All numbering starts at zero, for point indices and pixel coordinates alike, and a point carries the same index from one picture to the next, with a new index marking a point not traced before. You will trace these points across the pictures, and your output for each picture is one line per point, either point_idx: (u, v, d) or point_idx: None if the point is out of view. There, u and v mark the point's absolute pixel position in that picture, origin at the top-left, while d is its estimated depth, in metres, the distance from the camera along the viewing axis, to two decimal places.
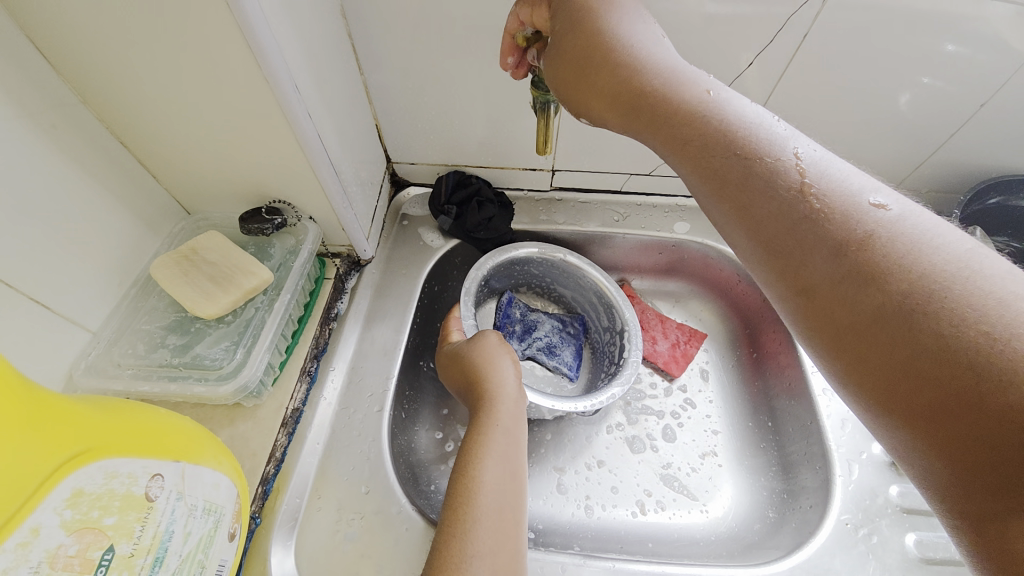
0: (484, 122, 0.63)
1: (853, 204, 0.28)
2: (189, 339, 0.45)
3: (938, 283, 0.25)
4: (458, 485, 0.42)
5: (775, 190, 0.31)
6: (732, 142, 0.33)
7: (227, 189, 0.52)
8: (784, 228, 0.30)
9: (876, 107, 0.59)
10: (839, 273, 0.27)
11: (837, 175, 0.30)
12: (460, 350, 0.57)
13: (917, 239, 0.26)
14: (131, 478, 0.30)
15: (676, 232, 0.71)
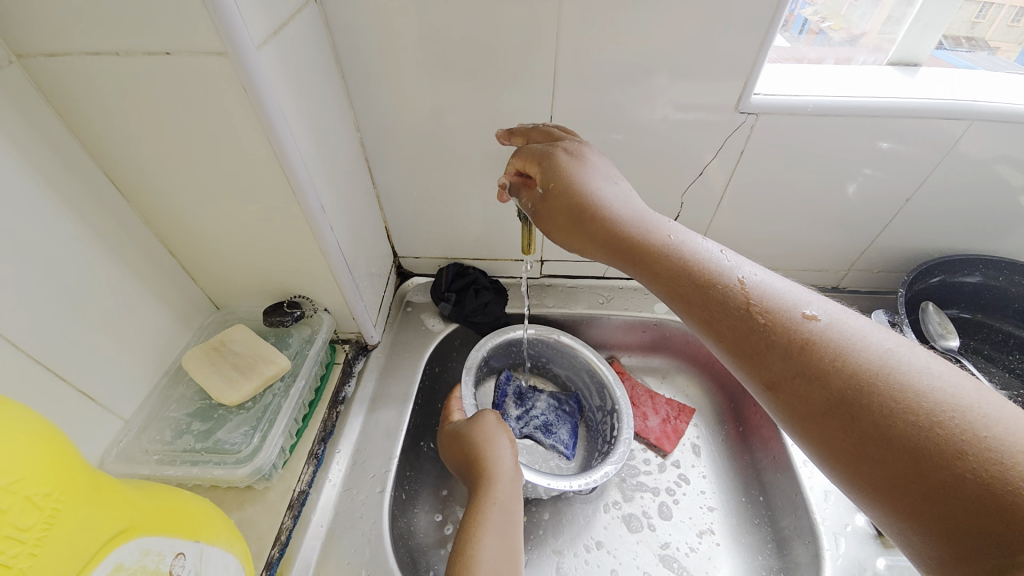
0: (479, 221, 0.73)
1: (792, 318, 0.35)
2: (211, 425, 0.50)
3: (873, 380, 0.30)
4: (457, 569, 0.44)
5: (731, 309, 0.37)
6: (689, 273, 0.39)
7: (255, 287, 0.60)
8: (745, 342, 0.36)
9: (816, 203, 0.69)
10: (795, 377, 0.33)
11: (775, 292, 0.36)
12: (460, 429, 0.61)
13: (848, 343, 0.32)
14: (160, 556, 0.34)
15: (657, 311, 0.78)
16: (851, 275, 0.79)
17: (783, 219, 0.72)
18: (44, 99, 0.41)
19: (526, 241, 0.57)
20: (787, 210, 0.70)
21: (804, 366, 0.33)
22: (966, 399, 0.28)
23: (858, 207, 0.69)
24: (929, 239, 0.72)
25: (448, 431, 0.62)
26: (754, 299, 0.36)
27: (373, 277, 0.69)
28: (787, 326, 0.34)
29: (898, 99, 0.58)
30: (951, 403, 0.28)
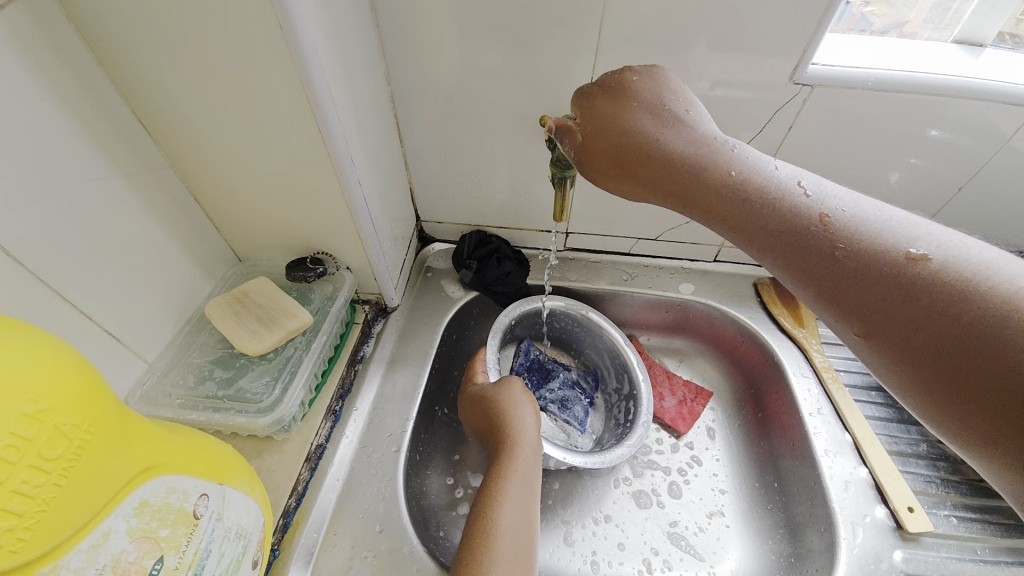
0: (506, 187, 0.71)
1: (893, 251, 0.31)
2: (233, 373, 0.50)
3: (996, 312, 0.27)
4: (474, 534, 0.44)
5: (804, 230, 0.35)
6: (773, 209, 0.37)
7: (278, 240, 0.59)
8: (836, 276, 0.33)
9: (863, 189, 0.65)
10: (901, 314, 0.30)
11: (876, 225, 0.33)
12: (483, 393, 0.60)
13: (967, 277, 0.28)
14: (184, 495, 0.34)
15: (682, 292, 0.76)
16: None
17: None
18: (74, 29, 0.39)
19: (559, 209, 0.54)
20: None
21: (879, 275, 0.31)
22: None
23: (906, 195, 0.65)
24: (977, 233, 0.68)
25: (471, 393, 0.62)
26: (830, 216, 0.34)
27: (397, 239, 0.68)
28: (867, 242, 0.32)
29: (965, 79, 0.53)
30: None
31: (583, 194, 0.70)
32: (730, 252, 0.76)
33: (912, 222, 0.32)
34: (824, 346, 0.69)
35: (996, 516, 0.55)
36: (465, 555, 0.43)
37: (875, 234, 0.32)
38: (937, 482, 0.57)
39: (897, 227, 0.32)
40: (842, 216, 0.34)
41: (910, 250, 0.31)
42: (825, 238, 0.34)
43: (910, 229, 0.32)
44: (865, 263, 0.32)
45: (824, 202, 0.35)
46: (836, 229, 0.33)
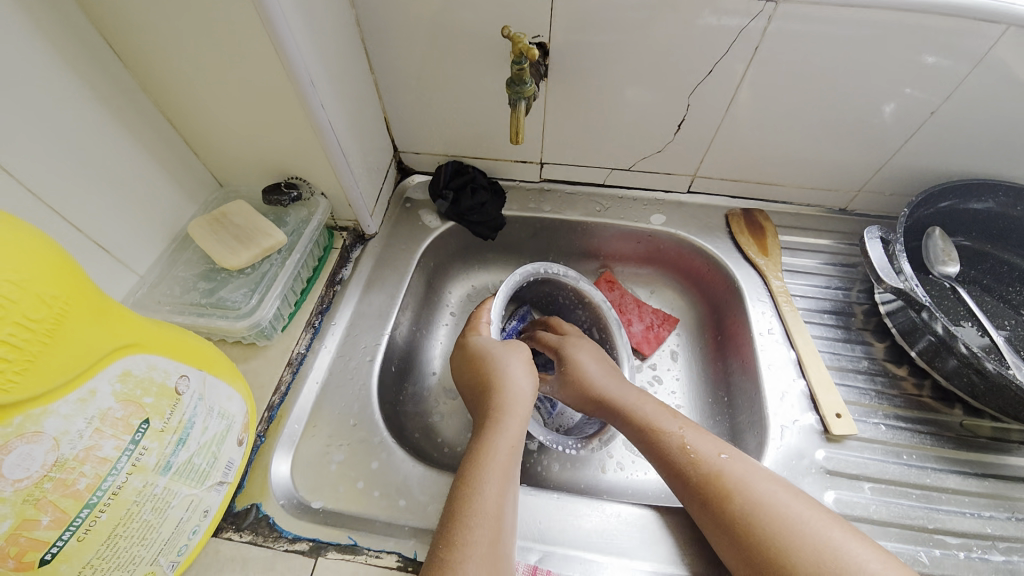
0: (479, 117, 0.71)
1: (709, 455, 0.50)
2: (215, 285, 0.55)
3: (794, 544, 0.42)
4: (458, 509, 0.46)
5: (689, 475, 0.50)
6: (646, 415, 0.56)
7: (255, 165, 0.62)
8: (678, 469, 0.51)
9: (837, 123, 0.64)
10: (704, 484, 0.48)
11: (717, 449, 0.51)
12: (479, 353, 0.60)
13: (783, 512, 0.44)
14: (166, 374, 0.39)
15: (652, 222, 0.77)
16: (860, 198, 0.75)
17: (796, 135, 0.67)
18: None
19: (514, 131, 0.56)
20: (799, 128, 0.66)
21: (749, 521, 0.44)
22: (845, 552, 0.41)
23: (879, 125, 0.64)
24: (950, 162, 0.66)
25: (467, 351, 0.62)
26: (724, 476, 0.48)
27: (371, 168, 0.70)
28: (756, 500, 0.45)
29: None
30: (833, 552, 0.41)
31: (554, 123, 0.70)
32: (703, 183, 0.77)
33: (793, 503, 0.45)
34: (786, 274, 0.71)
35: (930, 427, 0.58)
36: (448, 530, 0.44)
37: (755, 491, 0.46)
38: (873, 394, 0.60)
39: (771, 488, 0.46)
40: (731, 477, 0.47)
41: (783, 522, 0.43)
42: (718, 497, 0.47)
43: (802, 514, 0.44)
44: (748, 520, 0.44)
45: (713, 456, 0.50)
46: (706, 468, 0.49)
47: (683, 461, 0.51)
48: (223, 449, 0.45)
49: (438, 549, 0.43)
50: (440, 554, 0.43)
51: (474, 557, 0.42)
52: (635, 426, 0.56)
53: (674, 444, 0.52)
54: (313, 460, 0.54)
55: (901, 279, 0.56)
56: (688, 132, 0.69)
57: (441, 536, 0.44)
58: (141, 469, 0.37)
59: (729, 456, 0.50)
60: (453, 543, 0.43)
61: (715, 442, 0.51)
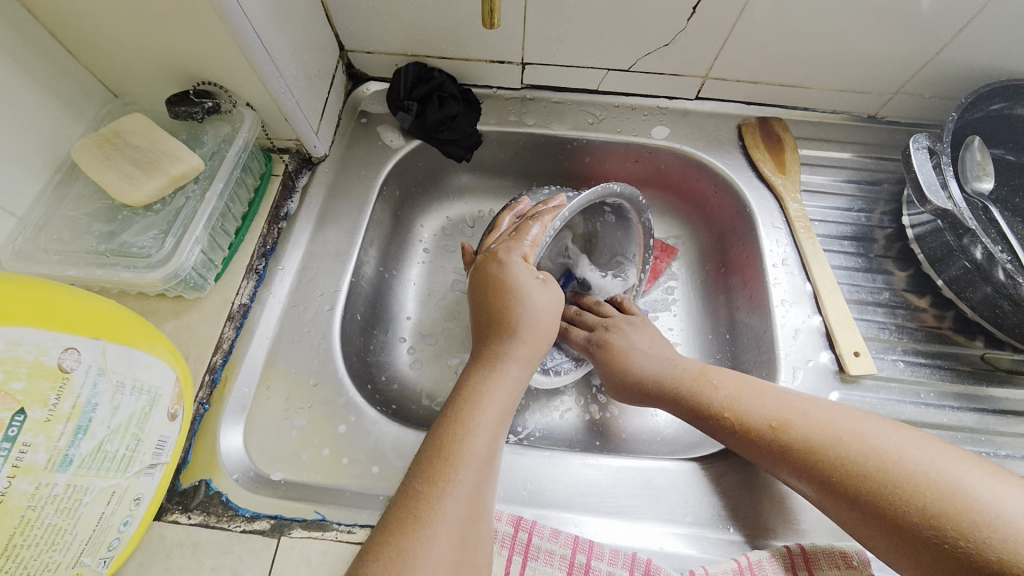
0: (442, 3, 0.56)
1: (849, 435, 0.40)
2: (116, 227, 0.44)
3: (915, 485, 0.36)
4: (441, 448, 0.40)
5: (789, 458, 0.42)
6: (739, 416, 0.45)
7: (154, 65, 0.47)
8: (809, 441, 0.41)
9: (888, 8, 0.52)
10: (832, 493, 0.39)
11: (815, 425, 0.41)
12: (503, 284, 0.48)
13: (871, 453, 0.38)
14: (39, 348, 0.31)
15: (653, 137, 0.66)
16: (895, 101, 0.64)
17: (835, 21, 0.54)
18: None
19: (490, 10, 0.44)
20: (840, 16, 0.53)
21: (878, 483, 0.37)
22: (966, 485, 0.35)
23: (934, 13, 0.51)
24: (1006, 56, 0.55)
25: (492, 276, 0.49)
26: (842, 447, 0.39)
27: (309, 71, 0.56)
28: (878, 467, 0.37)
29: None
30: (969, 490, 0.34)
31: (538, 10, 0.56)
32: (715, 86, 0.65)
33: (896, 441, 0.38)
34: (804, 195, 0.63)
35: (949, 362, 0.54)
36: (430, 466, 0.39)
37: (860, 445, 0.39)
38: (891, 328, 0.56)
39: (877, 425, 0.40)
40: (815, 444, 0.40)
41: (892, 463, 0.37)
42: (836, 482, 0.39)
43: (922, 457, 0.37)
44: (875, 476, 0.37)
45: (831, 426, 0.41)
46: (801, 445, 0.41)
47: (772, 444, 0.42)
48: (148, 427, 0.38)
49: (418, 479, 0.38)
50: (420, 486, 0.38)
51: (457, 497, 0.37)
52: (715, 421, 0.46)
53: (758, 423, 0.43)
54: (270, 427, 0.47)
55: (947, 197, 0.49)
56: (703, 19, 0.55)
57: (421, 469, 0.39)
58: (28, 469, 0.30)
59: (835, 413, 0.42)
60: (434, 477, 0.38)
61: (816, 406, 0.43)
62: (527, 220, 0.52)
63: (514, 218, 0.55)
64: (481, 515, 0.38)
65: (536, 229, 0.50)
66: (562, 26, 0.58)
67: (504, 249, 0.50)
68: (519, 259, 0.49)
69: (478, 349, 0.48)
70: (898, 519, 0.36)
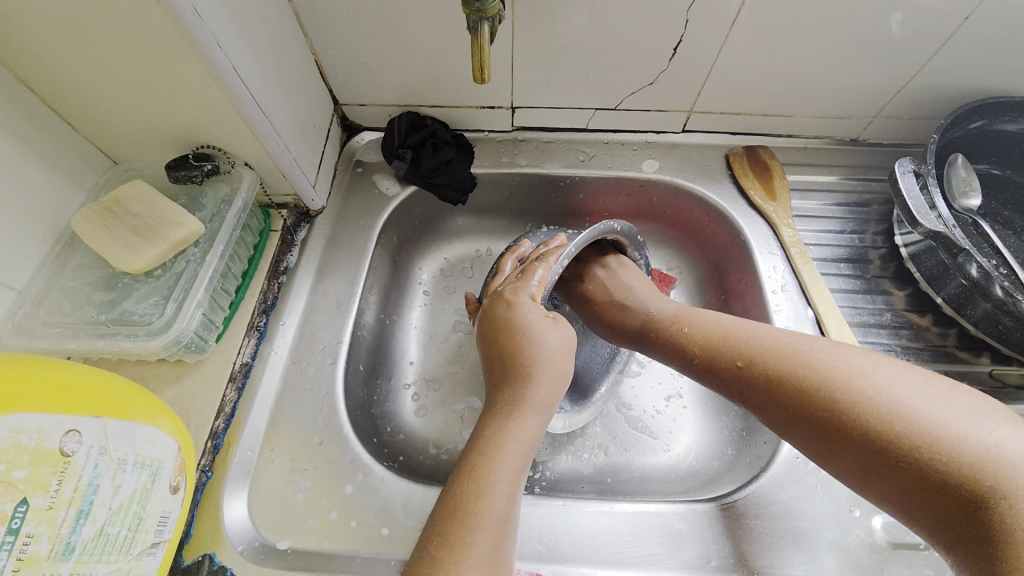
0: (433, 57, 0.58)
1: (814, 355, 0.39)
2: (117, 295, 0.44)
3: (865, 392, 0.35)
4: (461, 507, 0.39)
5: (754, 384, 0.41)
6: (717, 334, 0.46)
7: (153, 133, 0.48)
8: (783, 353, 0.41)
9: (861, 39, 0.54)
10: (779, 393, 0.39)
11: (794, 336, 0.42)
12: (516, 327, 0.48)
13: (845, 371, 0.37)
14: (41, 433, 0.30)
15: (644, 171, 0.67)
16: (875, 124, 0.66)
17: (811, 54, 0.56)
18: None
19: (478, 66, 0.45)
20: (815, 50, 0.55)
21: (833, 390, 0.36)
22: (938, 412, 0.33)
23: (904, 43, 0.54)
24: (979, 77, 0.57)
25: (501, 319, 0.49)
26: (814, 363, 0.39)
27: (306, 128, 0.57)
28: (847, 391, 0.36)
29: None
30: (930, 411, 0.33)
31: (526, 58, 0.58)
32: (701, 119, 0.67)
33: (863, 362, 0.37)
34: (797, 221, 0.64)
35: (958, 381, 0.54)
36: (448, 528, 0.37)
37: (825, 361, 0.38)
38: (898, 350, 0.56)
39: (844, 352, 0.39)
40: (773, 355, 0.41)
41: (853, 382, 0.36)
42: (788, 392, 0.39)
43: (885, 382, 0.35)
44: (831, 385, 0.37)
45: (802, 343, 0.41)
46: (761, 363, 0.41)
47: (736, 354, 0.43)
48: (150, 503, 0.36)
49: (434, 544, 0.37)
50: (436, 551, 0.36)
51: (477, 564, 0.36)
52: (689, 352, 0.47)
53: (732, 349, 0.44)
54: (274, 492, 0.46)
55: (936, 217, 0.50)
56: (684, 59, 0.57)
57: (437, 531, 0.38)
58: (31, 561, 0.29)
59: (818, 343, 0.41)
60: (452, 543, 0.37)
61: (791, 332, 0.43)
62: (533, 262, 0.53)
63: (516, 260, 0.56)
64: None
65: (542, 271, 0.51)
66: (549, 72, 0.60)
67: (511, 291, 0.51)
68: (528, 299, 0.49)
69: (494, 397, 0.47)
70: (849, 428, 0.35)
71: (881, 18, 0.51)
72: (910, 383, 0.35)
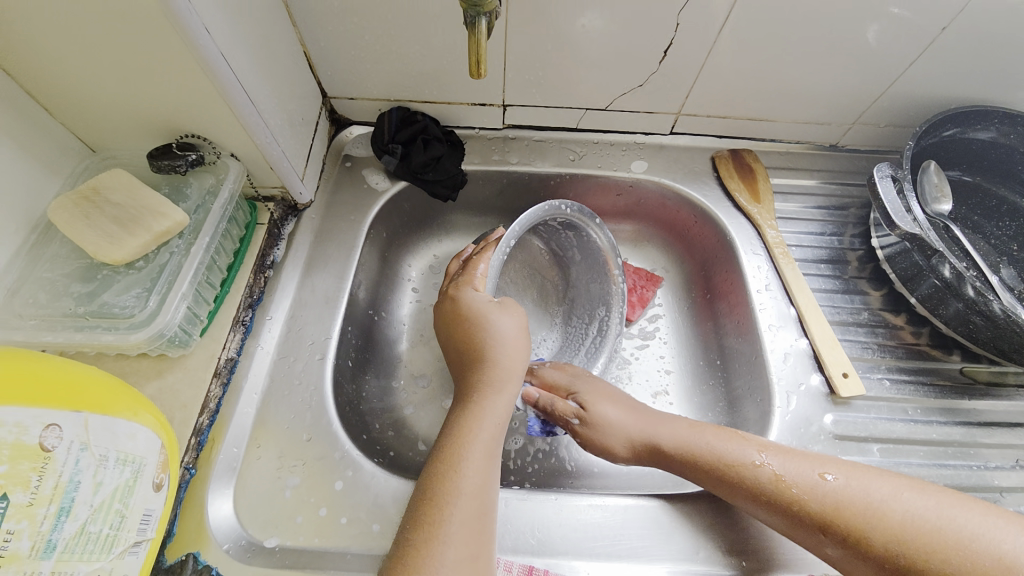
0: (425, 52, 0.57)
1: (877, 500, 0.40)
2: (96, 287, 0.43)
3: (946, 554, 0.37)
4: (434, 487, 0.39)
5: (828, 528, 0.40)
6: (812, 483, 0.42)
7: (136, 120, 0.47)
8: (860, 519, 0.39)
9: (844, 46, 0.56)
10: (852, 555, 0.40)
11: (843, 489, 0.41)
12: (465, 317, 0.49)
13: (911, 524, 0.38)
14: (20, 428, 0.29)
15: (633, 171, 0.68)
16: (854, 131, 0.68)
17: (796, 60, 0.58)
18: None
19: (475, 59, 0.45)
20: (798, 57, 0.57)
21: (922, 544, 0.37)
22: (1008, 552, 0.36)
23: (882, 54, 0.56)
24: (951, 88, 0.60)
25: (449, 312, 0.51)
26: (896, 516, 0.39)
27: (294, 120, 0.56)
28: (823, 489, 0.41)
29: None
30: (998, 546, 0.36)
31: (519, 56, 0.58)
32: (688, 122, 0.68)
33: (927, 503, 0.39)
34: (779, 222, 0.66)
35: (929, 377, 0.57)
36: (423, 509, 0.38)
37: (876, 505, 0.40)
38: (874, 347, 0.58)
39: (897, 490, 0.40)
40: (854, 504, 0.40)
41: (931, 527, 0.38)
42: (873, 545, 0.39)
43: (906, 500, 0.39)
44: (914, 547, 0.37)
45: (861, 492, 0.41)
46: (837, 508, 0.40)
47: (815, 501, 0.41)
48: (133, 501, 0.35)
49: (408, 526, 0.37)
50: (411, 534, 0.37)
51: (449, 541, 0.36)
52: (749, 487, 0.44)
53: (805, 479, 0.42)
54: (261, 489, 0.45)
55: (912, 220, 0.52)
56: (674, 61, 0.58)
57: (414, 514, 0.38)
58: (10, 559, 0.28)
59: (866, 479, 0.41)
60: (424, 522, 0.37)
61: (853, 467, 0.43)
62: (475, 256, 0.54)
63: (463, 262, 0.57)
64: (479, 557, 0.36)
65: (483, 264, 0.52)
66: (541, 70, 0.60)
67: (455, 286, 0.52)
68: (472, 290, 0.50)
69: (461, 385, 0.48)
70: None
71: (861, 28, 0.53)
72: (964, 513, 0.38)
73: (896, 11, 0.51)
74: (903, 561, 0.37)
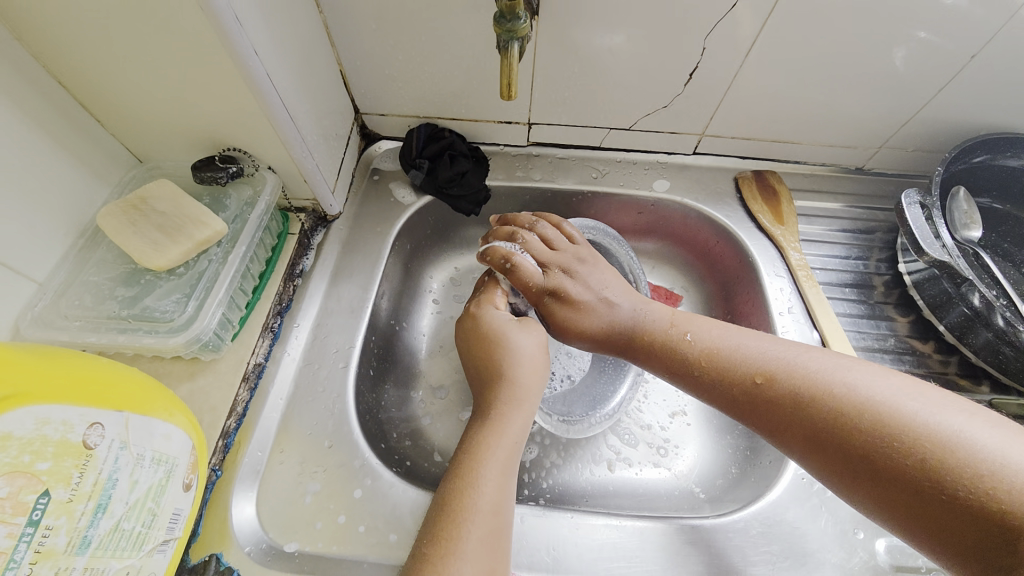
0: (456, 72, 0.59)
1: (811, 370, 0.40)
2: (138, 291, 0.45)
3: (879, 427, 0.35)
4: (452, 501, 0.39)
5: (762, 395, 0.41)
6: (747, 357, 0.43)
7: (182, 133, 0.49)
8: (789, 387, 0.40)
9: (872, 72, 0.56)
10: (788, 392, 0.40)
11: (786, 361, 0.42)
12: (486, 334, 0.51)
13: (853, 394, 0.37)
14: (66, 426, 0.30)
15: (655, 190, 0.69)
16: (880, 155, 0.67)
17: (822, 86, 0.58)
18: None
19: (506, 83, 0.46)
20: (826, 81, 0.57)
21: (852, 419, 0.36)
22: (952, 433, 0.33)
23: (911, 79, 0.56)
24: (982, 115, 0.59)
25: (469, 328, 0.52)
26: (857, 394, 0.37)
27: (328, 135, 0.58)
28: (746, 360, 0.43)
29: None
30: (947, 433, 0.33)
31: (546, 76, 0.59)
32: (712, 143, 0.68)
33: (862, 377, 0.38)
34: (803, 245, 0.65)
35: None
36: (439, 521, 0.38)
37: (834, 377, 0.39)
38: (901, 375, 0.57)
39: (854, 370, 0.39)
40: (786, 371, 0.41)
41: (869, 398, 0.36)
42: (794, 408, 0.39)
43: (861, 378, 0.38)
44: (842, 412, 0.36)
45: (829, 372, 0.39)
46: (776, 376, 0.41)
47: (745, 376, 0.42)
48: (164, 500, 0.37)
49: (426, 541, 0.38)
50: (428, 547, 0.37)
51: (465, 557, 0.36)
52: (691, 372, 0.46)
53: (744, 354, 0.44)
54: (283, 494, 0.46)
55: (941, 247, 0.51)
56: (699, 83, 0.59)
57: (431, 527, 0.38)
58: (48, 554, 0.29)
59: (814, 356, 0.41)
60: (442, 537, 0.37)
61: (801, 351, 0.42)
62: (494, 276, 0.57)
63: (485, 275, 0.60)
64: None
65: (504, 284, 0.55)
66: (567, 91, 0.61)
67: (476, 304, 0.54)
68: (492, 309, 0.52)
69: (480, 400, 0.48)
70: (868, 455, 0.35)
71: (890, 54, 0.53)
72: (952, 415, 0.34)
73: (928, 37, 0.51)
74: (842, 443, 0.36)
